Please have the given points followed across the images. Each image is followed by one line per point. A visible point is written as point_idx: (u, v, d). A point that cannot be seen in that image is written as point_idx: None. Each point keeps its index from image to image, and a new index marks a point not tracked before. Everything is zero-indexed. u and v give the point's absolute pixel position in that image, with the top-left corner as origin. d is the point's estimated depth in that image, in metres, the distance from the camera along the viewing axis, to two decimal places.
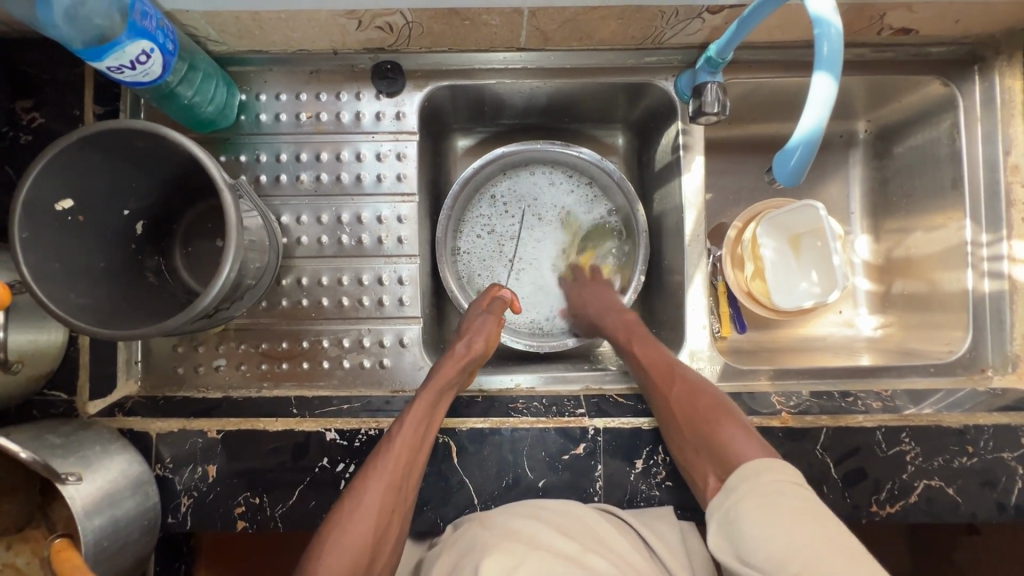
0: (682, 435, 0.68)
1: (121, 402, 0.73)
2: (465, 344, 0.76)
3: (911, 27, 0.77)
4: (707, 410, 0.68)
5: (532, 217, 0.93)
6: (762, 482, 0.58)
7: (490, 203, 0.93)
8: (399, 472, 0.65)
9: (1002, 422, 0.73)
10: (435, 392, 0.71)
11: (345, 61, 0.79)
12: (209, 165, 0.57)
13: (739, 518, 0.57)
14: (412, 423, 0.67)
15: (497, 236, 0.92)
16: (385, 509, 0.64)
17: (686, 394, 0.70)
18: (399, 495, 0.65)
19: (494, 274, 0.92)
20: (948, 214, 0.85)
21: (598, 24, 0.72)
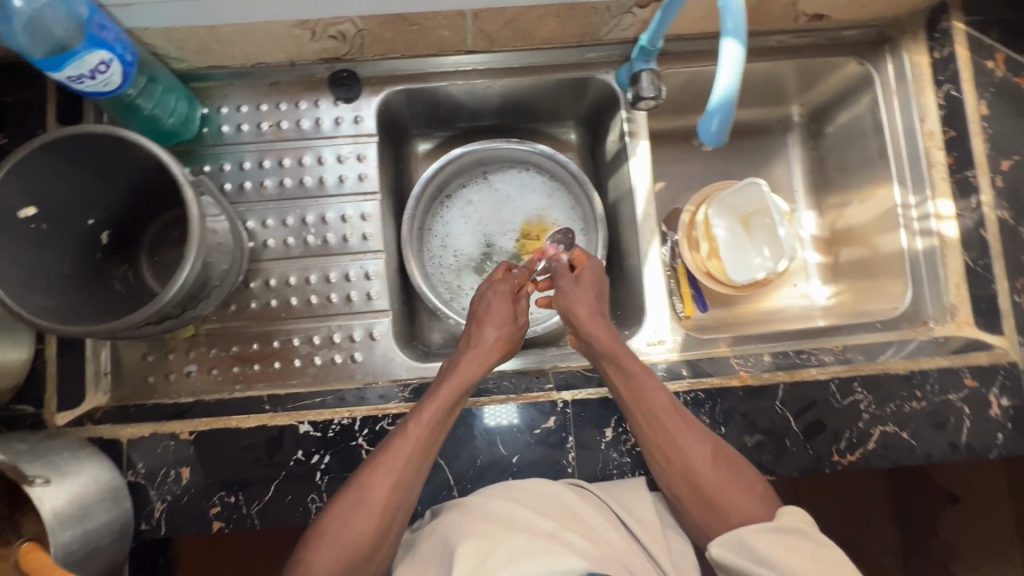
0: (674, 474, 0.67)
1: (90, 413, 0.72)
2: (493, 329, 0.77)
3: (823, 13, 0.84)
4: (729, 477, 0.66)
5: (507, 208, 0.98)
6: (784, 518, 0.61)
7: (484, 178, 0.98)
8: (411, 467, 0.65)
9: (945, 364, 0.77)
10: (457, 380, 0.71)
11: (302, 72, 0.83)
12: (170, 163, 0.60)
13: (750, 543, 0.60)
14: (432, 412, 0.68)
15: (479, 212, 0.97)
16: (390, 502, 0.64)
17: (695, 436, 0.68)
18: (408, 485, 0.65)
19: (456, 250, 0.96)
20: (879, 181, 0.91)
21: (537, 23, 0.78)
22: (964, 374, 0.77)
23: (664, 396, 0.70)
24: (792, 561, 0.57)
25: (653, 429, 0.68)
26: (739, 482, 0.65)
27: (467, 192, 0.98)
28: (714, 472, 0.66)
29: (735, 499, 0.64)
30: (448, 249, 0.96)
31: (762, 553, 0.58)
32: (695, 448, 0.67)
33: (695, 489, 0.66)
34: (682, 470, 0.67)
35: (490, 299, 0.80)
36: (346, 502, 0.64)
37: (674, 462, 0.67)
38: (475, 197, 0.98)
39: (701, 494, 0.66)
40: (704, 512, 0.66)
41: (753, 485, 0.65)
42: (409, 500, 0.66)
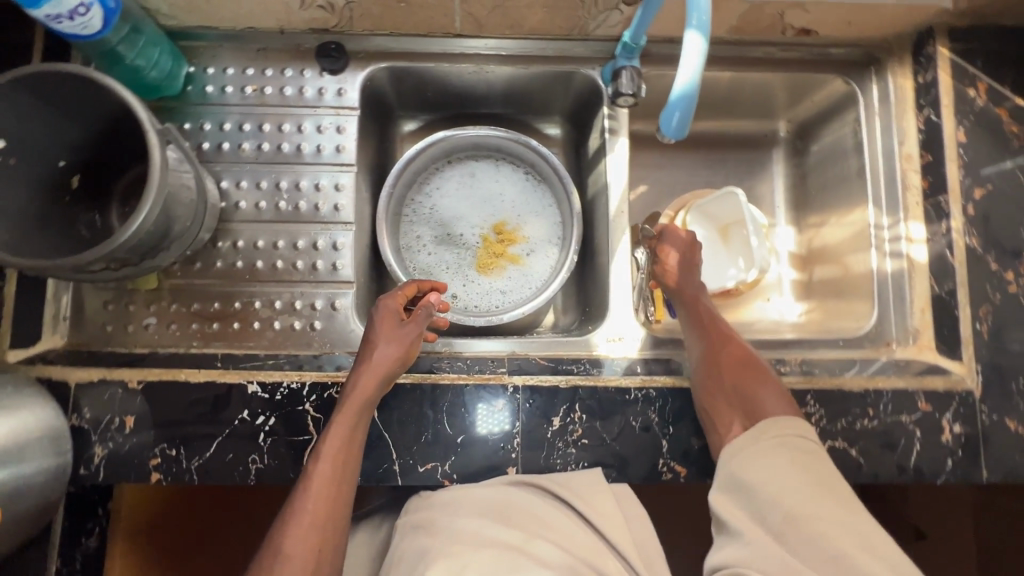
0: (726, 387, 0.75)
1: (44, 354, 0.73)
2: (379, 351, 0.70)
3: (810, 28, 0.85)
4: (752, 379, 0.76)
5: (480, 201, 0.98)
6: (770, 435, 0.71)
7: (465, 168, 0.99)
8: (325, 504, 0.65)
9: (901, 386, 0.77)
10: (350, 416, 0.67)
11: (292, 40, 0.84)
12: (139, 110, 0.61)
13: (740, 476, 0.69)
14: (332, 451, 0.66)
15: (452, 202, 0.98)
16: (313, 544, 0.63)
17: (733, 345, 0.79)
18: (324, 527, 0.64)
19: (425, 232, 0.96)
20: (855, 200, 0.92)
21: (525, 12, 0.80)
22: (920, 398, 0.76)
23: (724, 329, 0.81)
24: (769, 491, 0.66)
25: (708, 346, 0.79)
26: (768, 390, 0.74)
27: (446, 178, 0.98)
28: (764, 387, 0.75)
29: (762, 402, 0.74)
30: (418, 231, 0.96)
31: (749, 483, 0.68)
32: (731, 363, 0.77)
33: (733, 391, 0.74)
34: (710, 373, 0.76)
35: (379, 325, 0.73)
36: (266, 555, 0.63)
37: (712, 367, 0.76)
38: (453, 184, 0.98)
39: (726, 395, 0.74)
40: (727, 412, 0.73)
41: (772, 391, 0.74)
42: (332, 538, 0.65)
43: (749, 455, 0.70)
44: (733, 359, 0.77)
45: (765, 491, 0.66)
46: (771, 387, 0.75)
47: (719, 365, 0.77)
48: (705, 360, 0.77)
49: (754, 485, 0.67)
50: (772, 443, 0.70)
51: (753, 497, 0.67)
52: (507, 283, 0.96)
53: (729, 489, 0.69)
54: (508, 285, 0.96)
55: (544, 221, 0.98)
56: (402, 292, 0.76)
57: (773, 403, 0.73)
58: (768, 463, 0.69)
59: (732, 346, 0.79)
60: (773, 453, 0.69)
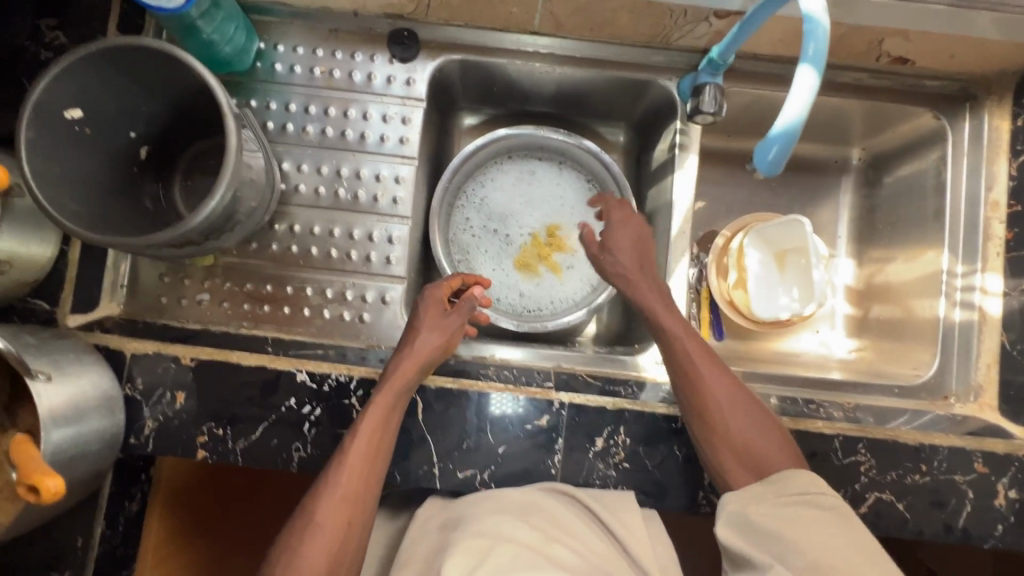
0: (722, 428, 0.67)
1: (101, 321, 0.74)
2: (422, 340, 0.72)
3: (907, 57, 0.80)
4: (753, 417, 0.68)
5: (532, 203, 0.96)
6: (796, 484, 0.62)
7: (521, 167, 0.97)
8: (354, 485, 0.64)
9: (958, 444, 0.74)
10: (391, 398, 0.68)
11: (364, 23, 0.82)
12: (218, 91, 0.59)
13: (754, 517, 0.61)
14: (366, 430, 0.66)
15: (505, 200, 0.96)
16: (341, 522, 0.63)
17: (723, 379, 0.70)
18: (354, 506, 0.64)
19: (474, 229, 0.94)
20: (928, 242, 0.87)
21: (609, 15, 0.76)
22: (977, 458, 0.74)
23: (705, 352, 0.71)
24: (791, 531, 0.59)
25: (691, 375, 0.70)
26: (767, 434, 0.67)
27: (500, 174, 0.96)
28: (759, 425, 0.67)
29: (767, 447, 0.66)
30: (467, 225, 0.95)
31: (766, 529, 0.60)
32: (723, 399, 0.68)
33: (738, 446, 0.66)
34: (710, 420, 0.68)
35: (423, 312, 0.75)
36: (294, 532, 0.62)
37: (707, 409, 0.68)
38: (507, 181, 0.96)
39: (728, 443, 0.67)
40: (735, 467, 0.66)
41: (762, 418, 0.68)
42: (361, 518, 0.65)
43: (763, 502, 0.62)
44: (722, 390, 0.69)
45: (788, 535, 0.59)
46: (767, 425, 0.68)
47: (710, 405, 0.68)
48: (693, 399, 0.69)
49: (773, 528, 0.60)
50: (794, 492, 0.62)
51: (770, 542, 0.59)
52: (549, 287, 0.94)
53: (738, 524, 0.62)
54: (554, 292, 0.94)
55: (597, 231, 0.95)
56: (447, 284, 0.78)
57: (779, 455, 0.66)
58: (785, 508, 0.61)
59: (720, 375, 0.70)
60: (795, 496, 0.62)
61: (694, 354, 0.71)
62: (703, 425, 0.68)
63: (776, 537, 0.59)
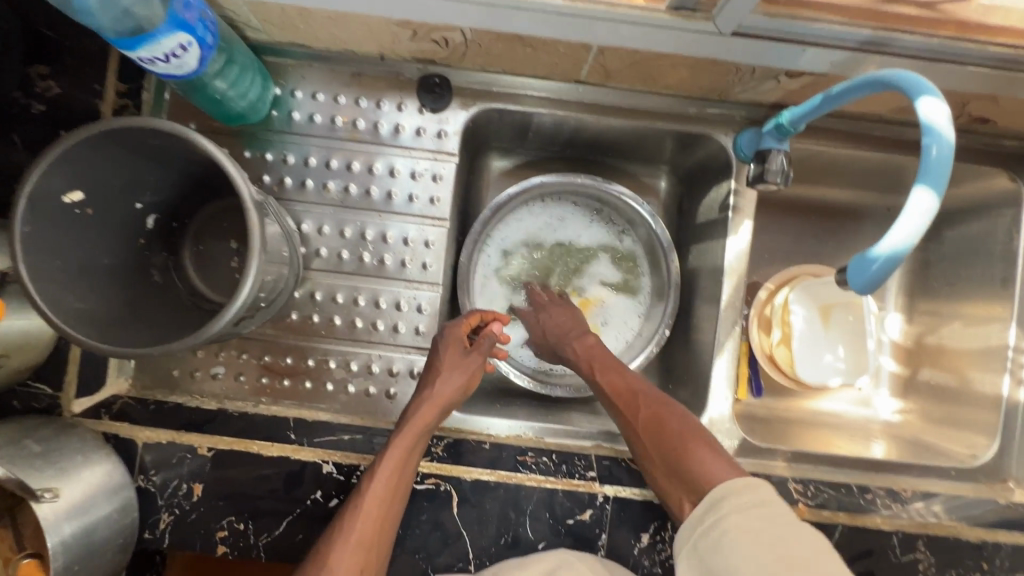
0: (655, 456, 0.63)
1: (110, 402, 0.68)
2: (443, 380, 0.67)
3: (990, 118, 0.73)
4: (661, 435, 0.63)
5: (566, 252, 0.90)
6: (729, 504, 0.53)
7: (555, 212, 0.90)
8: (370, 531, 0.59)
9: (1018, 540, 0.71)
10: (411, 438, 0.63)
11: (390, 67, 0.74)
12: (238, 178, 0.53)
13: (708, 545, 0.52)
14: (386, 474, 0.61)
15: (538, 248, 0.90)
16: (353, 573, 0.56)
17: (656, 407, 0.67)
18: (369, 554, 0.58)
19: (506, 280, 0.89)
20: (991, 312, 0.82)
21: (667, 70, 0.68)
22: None
23: (633, 391, 0.69)
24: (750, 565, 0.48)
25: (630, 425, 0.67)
26: (697, 443, 0.61)
27: (530, 221, 0.90)
28: (680, 438, 0.62)
29: (698, 461, 0.59)
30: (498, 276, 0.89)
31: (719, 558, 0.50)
32: (646, 424, 0.66)
33: (669, 459, 0.61)
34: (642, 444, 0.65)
35: (442, 349, 0.70)
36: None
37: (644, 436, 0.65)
38: (536, 230, 0.90)
39: (665, 467, 0.62)
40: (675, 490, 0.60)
41: (663, 437, 0.63)
42: (374, 567, 0.59)
43: (711, 523, 0.53)
44: (655, 419, 0.65)
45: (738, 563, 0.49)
46: (692, 439, 0.61)
47: (653, 435, 0.64)
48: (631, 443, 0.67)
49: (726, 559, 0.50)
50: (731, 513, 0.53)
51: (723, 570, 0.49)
52: None
53: (695, 557, 0.53)
54: None
55: (633, 286, 0.90)
56: (469, 319, 0.73)
57: (712, 466, 0.58)
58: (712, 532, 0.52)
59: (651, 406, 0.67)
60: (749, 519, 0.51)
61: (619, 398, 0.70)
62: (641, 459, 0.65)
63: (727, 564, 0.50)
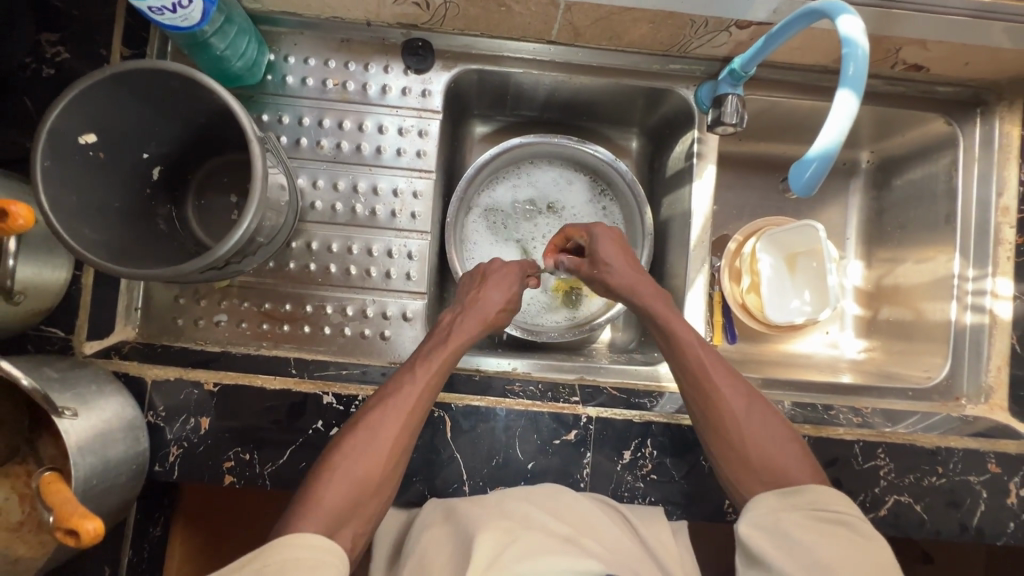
0: (734, 441, 0.66)
1: (117, 346, 0.73)
2: (488, 299, 0.76)
3: (923, 64, 0.80)
4: (758, 427, 0.66)
5: (558, 210, 0.95)
6: (826, 501, 0.59)
7: (552, 176, 0.96)
8: (396, 429, 0.64)
9: (972, 446, 0.76)
10: (453, 349, 0.71)
11: (377, 33, 0.80)
12: (240, 116, 0.58)
13: (785, 523, 0.59)
14: (427, 378, 0.67)
15: (537, 210, 0.95)
16: (384, 462, 0.62)
17: (742, 396, 0.68)
18: (400, 449, 0.64)
19: (498, 236, 0.94)
20: (939, 246, 0.89)
21: (630, 25, 0.74)
22: (989, 459, 0.76)
23: (732, 374, 0.70)
24: (827, 551, 0.54)
25: (720, 400, 0.68)
26: (786, 443, 0.65)
27: (514, 181, 0.95)
28: (777, 436, 0.66)
29: (780, 454, 0.64)
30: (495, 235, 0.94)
31: (795, 539, 0.57)
32: (744, 412, 0.67)
33: (753, 457, 0.65)
34: (723, 425, 0.67)
35: (490, 274, 0.78)
36: (339, 464, 0.61)
37: (726, 424, 0.66)
38: (519, 189, 0.95)
39: (743, 455, 0.65)
40: (748, 477, 0.65)
41: (772, 430, 0.66)
42: (400, 460, 0.64)
43: (793, 512, 0.59)
44: (741, 405, 0.67)
45: (815, 546, 0.55)
46: (785, 437, 0.66)
47: (740, 425, 0.66)
48: (710, 414, 0.68)
49: (802, 539, 0.56)
50: (813, 509, 0.59)
51: (795, 549, 0.56)
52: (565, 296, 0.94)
53: (765, 525, 0.59)
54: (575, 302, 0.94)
55: None
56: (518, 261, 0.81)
57: (801, 470, 0.63)
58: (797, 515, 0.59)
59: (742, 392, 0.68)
60: (834, 517, 0.58)
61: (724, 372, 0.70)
62: (720, 440, 0.66)
63: (807, 550, 0.55)
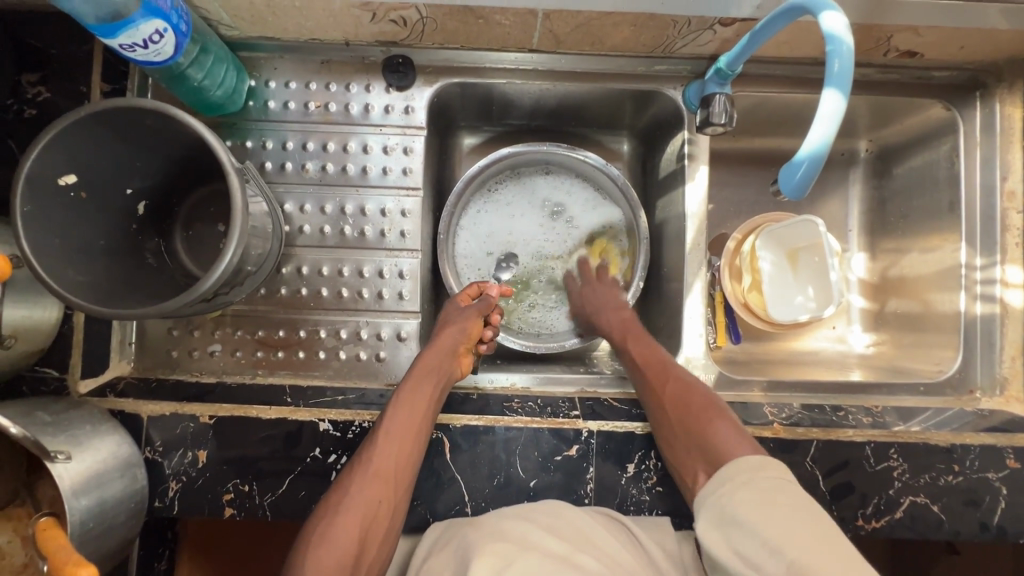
0: (680, 435, 0.67)
1: (112, 382, 0.72)
2: (447, 332, 0.76)
3: (917, 51, 0.78)
4: (705, 415, 0.67)
5: (550, 217, 0.94)
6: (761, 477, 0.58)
7: (543, 185, 0.94)
8: (387, 460, 0.65)
9: (989, 442, 0.74)
10: (417, 376, 0.71)
11: (356, 52, 0.79)
12: (218, 149, 0.57)
13: (732, 507, 0.56)
14: (398, 409, 0.67)
15: (527, 214, 0.94)
16: (374, 496, 0.63)
17: (689, 392, 0.70)
18: (387, 485, 0.64)
19: (489, 245, 0.93)
20: (944, 236, 0.86)
21: (611, 30, 0.73)
22: (1008, 454, 0.73)
23: (665, 365, 0.74)
24: (772, 529, 0.52)
25: (660, 390, 0.72)
26: (726, 425, 0.66)
27: (504, 191, 0.94)
28: (713, 425, 0.66)
29: (715, 438, 0.64)
30: (495, 248, 0.93)
31: (744, 524, 0.54)
32: (687, 412, 0.68)
33: (696, 446, 0.65)
34: (673, 425, 0.68)
35: (447, 311, 0.81)
36: (332, 500, 0.63)
37: (675, 417, 0.68)
38: (510, 197, 0.94)
39: (688, 447, 0.65)
40: (697, 469, 0.64)
41: (713, 416, 0.67)
42: (394, 495, 0.65)
43: (737, 492, 0.57)
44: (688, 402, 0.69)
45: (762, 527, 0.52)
46: (718, 418, 0.67)
47: (678, 415, 0.68)
48: (665, 419, 0.69)
49: (752, 523, 0.53)
50: (750, 484, 0.57)
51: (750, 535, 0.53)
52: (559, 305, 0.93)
53: (715, 520, 0.57)
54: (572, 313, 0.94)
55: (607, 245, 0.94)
56: (468, 290, 0.83)
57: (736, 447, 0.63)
58: (751, 495, 0.56)
59: (689, 391, 0.70)
60: (772, 488, 0.56)
61: (652, 377, 0.73)
62: (674, 441, 0.67)
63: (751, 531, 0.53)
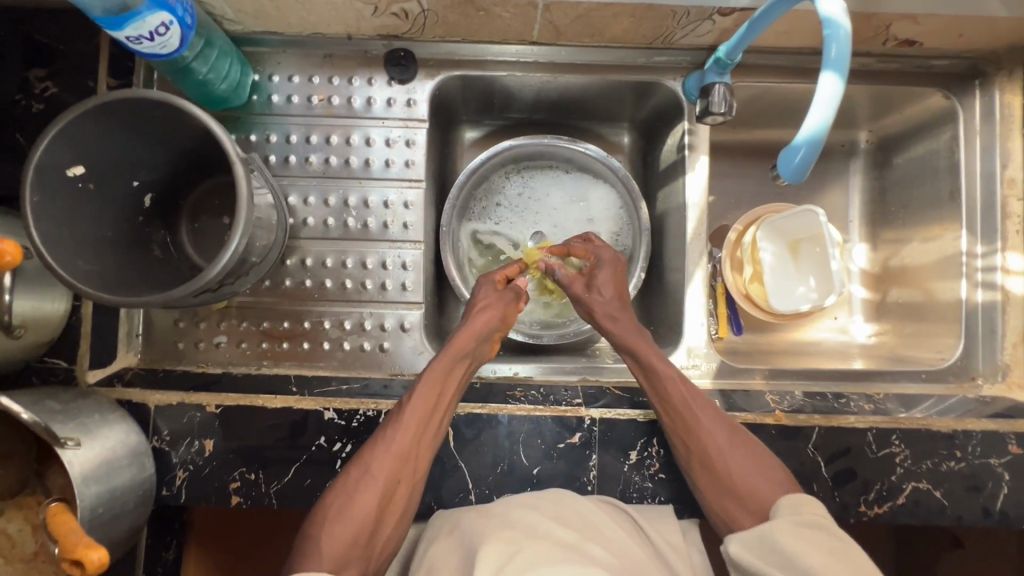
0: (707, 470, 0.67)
1: (120, 373, 0.74)
2: (477, 315, 0.76)
3: (915, 40, 0.79)
4: (730, 449, 0.67)
5: (551, 210, 0.95)
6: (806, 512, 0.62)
7: (544, 178, 0.95)
8: (410, 443, 0.66)
9: (991, 428, 0.74)
10: (448, 360, 0.71)
11: (358, 46, 0.80)
12: (222, 139, 0.58)
13: (771, 536, 0.61)
14: (425, 392, 0.68)
15: (529, 206, 0.95)
16: (391, 477, 0.65)
17: (715, 423, 0.69)
18: (407, 466, 0.66)
19: (491, 238, 0.94)
20: (945, 224, 0.87)
21: (610, 21, 0.73)
22: (1010, 440, 0.74)
23: (683, 383, 0.71)
24: (815, 558, 0.57)
25: (683, 418, 0.69)
26: (756, 461, 0.67)
27: (505, 184, 0.95)
28: (747, 460, 0.67)
29: (750, 481, 0.66)
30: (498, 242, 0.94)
31: (785, 551, 0.59)
32: (718, 443, 0.67)
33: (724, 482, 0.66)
34: (698, 457, 0.67)
35: (479, 290, 0.80)
36: (349, 481, 0.65)
37: (700, 452, 0.67)
38: (511, 190, 0.95)
39: (723, 488, 0.66)
40: (732, 508, 0.66)
41: (749, 455, 0.67)
42: (412, 476, 0.67)
43: (777, 524, 0.62)
44: (713, 433, 0.68)
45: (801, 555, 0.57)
46: (748, 452, 0.67)
47: (703, 449, 0.67)
48: (688, 448, 0.68)
49: (795, 552, 0.58)
50: (794, 516, 0.62)
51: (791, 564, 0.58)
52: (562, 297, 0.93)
53: (751, 543, 0.62)
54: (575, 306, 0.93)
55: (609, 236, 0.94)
56: (501, 270, 0.82)
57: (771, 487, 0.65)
58: (798, 530, 0.60)
59: (706, 413, 0.69)
60: (814, 522, 0.61)
61: (664, 395, 0.70)
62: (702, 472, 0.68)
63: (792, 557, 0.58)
